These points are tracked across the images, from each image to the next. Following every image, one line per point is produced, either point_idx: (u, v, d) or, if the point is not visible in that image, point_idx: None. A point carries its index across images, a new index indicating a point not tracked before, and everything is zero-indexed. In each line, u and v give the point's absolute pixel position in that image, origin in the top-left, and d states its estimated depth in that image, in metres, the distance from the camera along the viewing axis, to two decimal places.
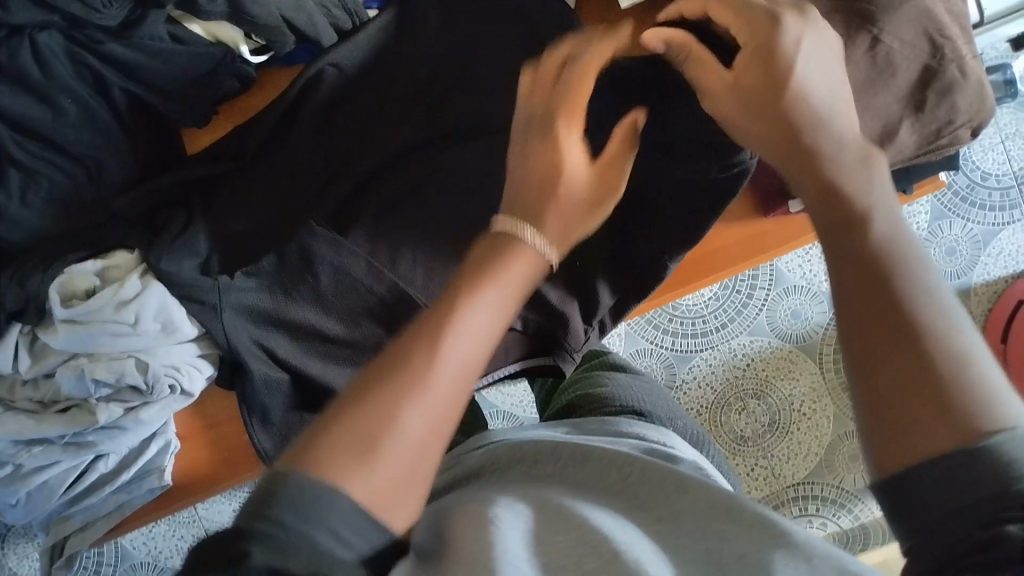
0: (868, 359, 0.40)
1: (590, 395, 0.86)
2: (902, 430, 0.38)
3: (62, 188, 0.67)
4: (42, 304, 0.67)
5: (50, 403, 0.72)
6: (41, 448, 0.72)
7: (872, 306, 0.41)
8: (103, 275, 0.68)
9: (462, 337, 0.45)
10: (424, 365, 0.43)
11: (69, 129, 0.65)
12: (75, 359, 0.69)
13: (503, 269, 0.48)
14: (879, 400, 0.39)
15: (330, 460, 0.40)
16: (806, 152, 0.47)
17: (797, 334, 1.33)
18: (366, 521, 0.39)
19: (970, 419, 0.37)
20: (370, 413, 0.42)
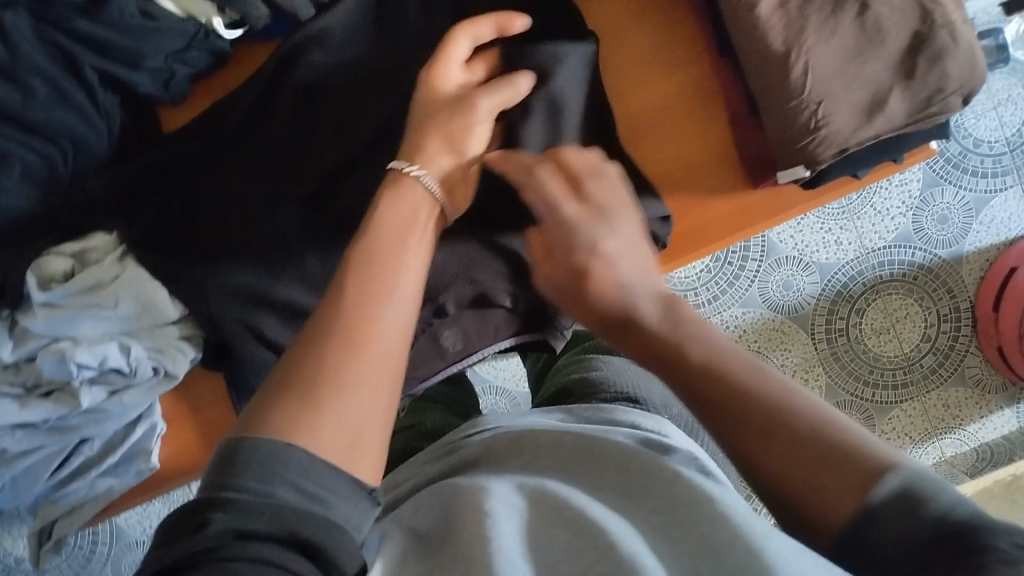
0: (750, 453, 0.41)
1: (582, 379, 0.86)
2: (820, 488, 0.38)
3: (37, 169, 0.66)
4: (21, 287, 0.66)
5: (33, 387, 0.71)
6: (25, 432, 0.72)
7: (745, 421, 0.41)
8: (80, 257, 0.68)
9: (388, 277, 0.48)
10: (367, 305, 0.46)
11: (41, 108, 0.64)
12: (56, 342, 0.68)
13: (399, 200, 0.53)
14: (773, 479, 0.40)
15: (277, 412, 0.42)
16: (614, 298, 0.49)
17: (788, 305, 1.35)
18: (324, 468, 0.41)
19: (871, 468, 0.38)
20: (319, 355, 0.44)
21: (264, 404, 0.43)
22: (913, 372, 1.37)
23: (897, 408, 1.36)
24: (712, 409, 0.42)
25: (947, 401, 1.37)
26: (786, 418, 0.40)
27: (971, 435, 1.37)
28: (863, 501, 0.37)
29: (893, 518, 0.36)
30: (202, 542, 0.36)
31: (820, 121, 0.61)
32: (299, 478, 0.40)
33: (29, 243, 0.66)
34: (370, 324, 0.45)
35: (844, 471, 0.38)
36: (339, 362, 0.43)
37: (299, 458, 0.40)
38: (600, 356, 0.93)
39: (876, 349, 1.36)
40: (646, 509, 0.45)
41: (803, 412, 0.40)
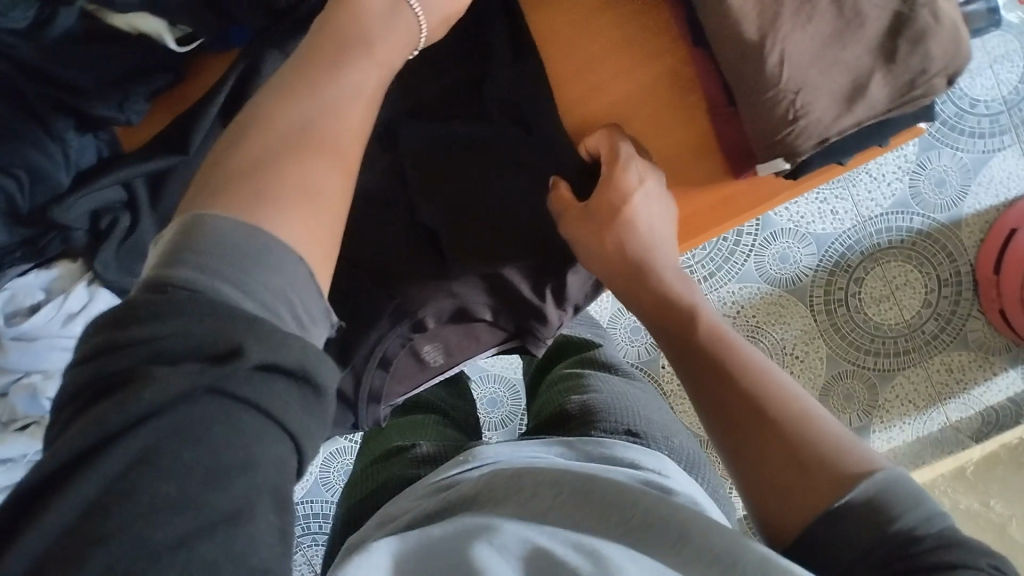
0: (754, 438, 0.54)
1: (583, 404, 0.90)
2: (793, 477, 0.50)
3: None
4: None
5: (9, 421, 0.69)
6: (5, 468, 0.70)
7: (757, 413, 0.55)
8: (47, 287, 0.67)
9: (354, 67, 0.50)
10: (329, 81, 0.48)
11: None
12: (29, 376, 0.68)
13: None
14: (762, 459, 0.53)
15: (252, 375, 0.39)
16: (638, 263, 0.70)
17: (786, 278, 1.33)
18: (311, 280, 0.42)
19: (850, 466, 0.49)
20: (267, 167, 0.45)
21: (244, 192, 0.42)
22: (914, 340, 1.35)
23: (899, 376, 1.34)
24: (740, 410, 0.56)
25: (951, 367, 1.35)
26: (786, 424, 0.53)
27: (975, 400, 1.35)
28: (835, 485, 0.48)
29: (856, 504, 0.47)
30: (235, 374, 0.36)
31: (800, 111, 0.59)
32: (282, 284, 0.40)
33: None
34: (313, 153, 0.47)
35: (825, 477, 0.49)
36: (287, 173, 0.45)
37: (283, 251, 0.41)
38: (595, 377, 0.97)
39: (877, 319, 1.34)
40: (662, 561, 0.44)
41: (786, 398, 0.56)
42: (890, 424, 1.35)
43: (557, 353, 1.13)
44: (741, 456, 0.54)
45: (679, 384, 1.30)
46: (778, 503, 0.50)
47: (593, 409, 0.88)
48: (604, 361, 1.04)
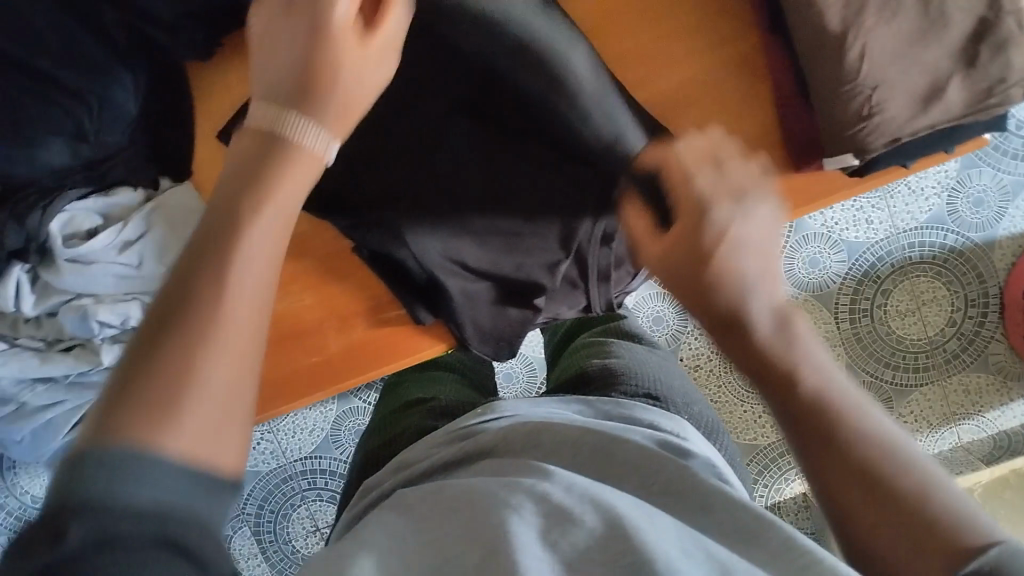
0: (819, 453, 0.37)
1: (604, 367, 0.89)
2: (889, 512, 0.34)
3: (58, 123, 0.63)
4: (43, 240, 0.66)
5: (54, 342, 0.71)
6: (45, 387, 0.72)
7: (828, 446, 0.36)
8: (105, 215, 0.68)
9: (297, 170, 0.39)
10: (250, 213, 0.37)
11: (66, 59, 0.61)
12: (79, 299, 0.68)
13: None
14: (833, 483, 0.36)
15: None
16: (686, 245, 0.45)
17: (813, 283, 1.33)
18: (188, 475, 0.31)
19: (972, 532, 0.32)
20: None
21: (111, 407, 0.32)
22: (934, 357, 1.34)
23: (916, 391, 1.33)
24: (796, 428, 0.38)
25: (969, 387, 1.33)
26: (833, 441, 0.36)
27: (991, 423, 1.34)
28: (934, 557, 0.32)
29: (929, 556, 0.32)
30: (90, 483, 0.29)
31: (874, 108, 0.59)
32: (146, 482, 0.30)
33: (53, 196, 0.65)
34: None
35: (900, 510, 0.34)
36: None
37: (161, 463, 0.30)
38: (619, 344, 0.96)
39: (900, 331, 1.34)
40: (691, 513, 0.43)
41: (862, 440, 0.36)
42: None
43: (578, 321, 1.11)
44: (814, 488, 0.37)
45: None
46: (854, 530, 0.35)
47: (615, 373, 0.88)
48: (629, 332, 1.03)
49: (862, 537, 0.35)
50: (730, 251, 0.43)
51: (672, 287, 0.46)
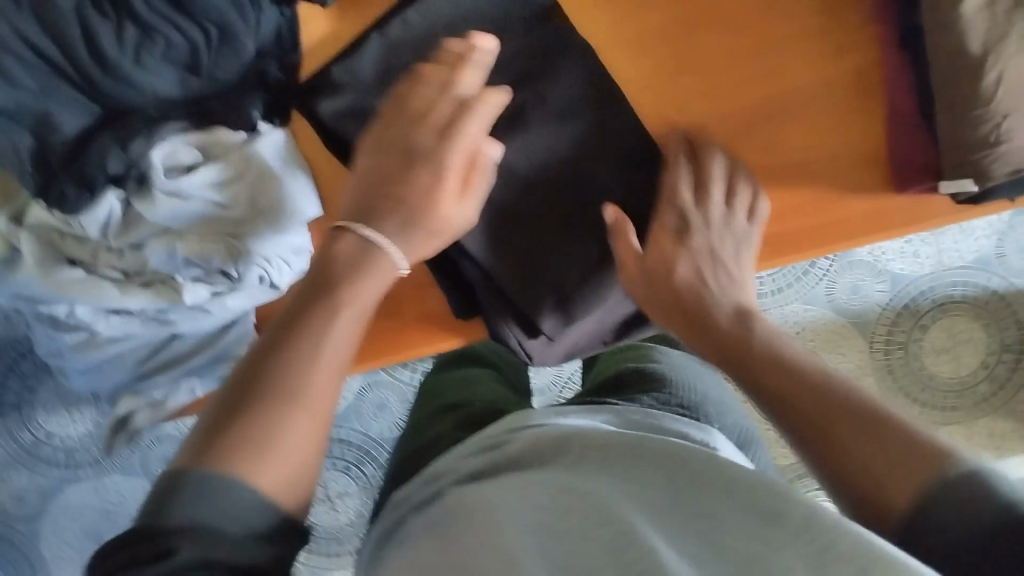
0: (872, 442, 0.49)
1: (639, 371, 0.74)
2: (903, 469, 0.47)
3: (180, 51, 0.62)
4: (143, 169, 0.64)
5: (133, 275, 0.70)
6: (120, 318, 0.71)
7: (844, 411, 0.52)
8: (204, 151, 0.66)
9: (292, 404, 0.52)
10: (249, 430, 0.50)
11: None
12: (169, 234, 0.67)
13: (360, 279, 0.59)
14: (890, 453, 0.48)
15: (232, 458, 0.48)
16: (728, 350, 0.63)
17: (853, 309, 1.31)
18: None
19: (947, 458, 0.47)
20: (258, 400, 0.52)
21: None
22: (964, 398, 1.32)
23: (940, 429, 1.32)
24: (822, 413, 0.53)
25: (992, 431, 1.32)
26: (860, 404, 0.52)
27: (1007, 471, 1.33)
28: (935, 477, 0.46)
29: (954, 494, 0.45)
30: None
31: (1002, 135, 0.59)
32: None
33: (156, 124, 0.64)
34: (313, 395, 0.53)
35: (891, 444, 0.49)
36: (287, 422, 0.51)
37: None
38: (657, 348, 0.81)
39: (933, 368, 1.32)
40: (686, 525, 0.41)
41: (862, 392, 0.53)
42: None
43: None
44: (841, 469, 0.50)
45: None
46: (885, 482, 0.48)
47: (656, 378, 0.72)
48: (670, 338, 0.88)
49: (875, 477, 0.48)
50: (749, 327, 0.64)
51: (705, 342, 0.66)
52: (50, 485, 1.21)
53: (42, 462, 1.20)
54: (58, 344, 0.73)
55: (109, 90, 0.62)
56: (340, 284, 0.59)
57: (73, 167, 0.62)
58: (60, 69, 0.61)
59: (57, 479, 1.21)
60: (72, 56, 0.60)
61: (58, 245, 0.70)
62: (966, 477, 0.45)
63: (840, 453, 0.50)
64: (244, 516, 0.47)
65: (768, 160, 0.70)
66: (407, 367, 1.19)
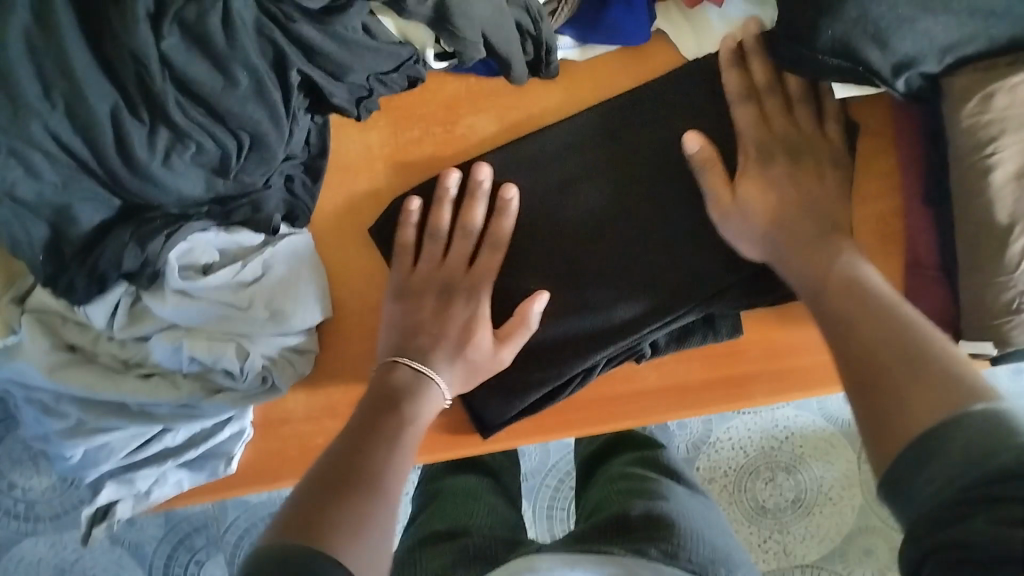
0: (879, 390, 0.48)
1: (647, 504, 0.73)
2: (897, 390, 0.47)
3: (209, 157, 0.60)
4: (158, 267, 0.63)
5: (132, 366, 0.68)
6: (112, 409, 0.69)
7: (896, 341, 0.50)
8: (222, 251, 0.66)
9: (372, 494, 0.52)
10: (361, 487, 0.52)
11: (245, 96, 0.58)
12: (176, 329, 0.66)
13: (412, 408, 0.63)
14: (877, 379, 0.49)
15: (330, 534, 0.47)
16: (833, 293, 0.57)
17: (845, 420, 1.24)
18: None
19: (971, 388, 0.45)
20: (347, 476, 0.53)
21: None
22: None
23: None
24: (874, 346, 0.51)
25: None
26: (916, 353, 0.48)
27: None
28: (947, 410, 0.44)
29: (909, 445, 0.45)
30: None
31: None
32: None
33: (178, 225, 0.63)
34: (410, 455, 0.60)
35: (932, 376, 0.46)
36: (356, 513, 0.49)
37: None
38: (660, 483, 0.79)
39: None
40: None
41: (919, 335, 0.50)
42: None
43: (615, 439, 0.96)
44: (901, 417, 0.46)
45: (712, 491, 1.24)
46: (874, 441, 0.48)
47: (663, 513, 0.71)
48: (670, 466, 0.86)
49: (894, 414, 0.47)
50: (840, 262, 0.59)
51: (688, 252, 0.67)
52: (8, 537, 1.16)
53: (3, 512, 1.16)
54: (46, 429, 0.70)
55: (133, 188, 0.60)
56: (399, 404, 0.62)
57: (85, 262, 0.62)
58: (83, 163, 0.58)
59: (15, 532, 1.16)
60: (98, 154, 0.57)
61: (56, 330, 0.68)
62: (984, 410, 0.43)
63: (879, 393, 0.48)
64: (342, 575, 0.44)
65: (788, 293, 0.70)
66: None
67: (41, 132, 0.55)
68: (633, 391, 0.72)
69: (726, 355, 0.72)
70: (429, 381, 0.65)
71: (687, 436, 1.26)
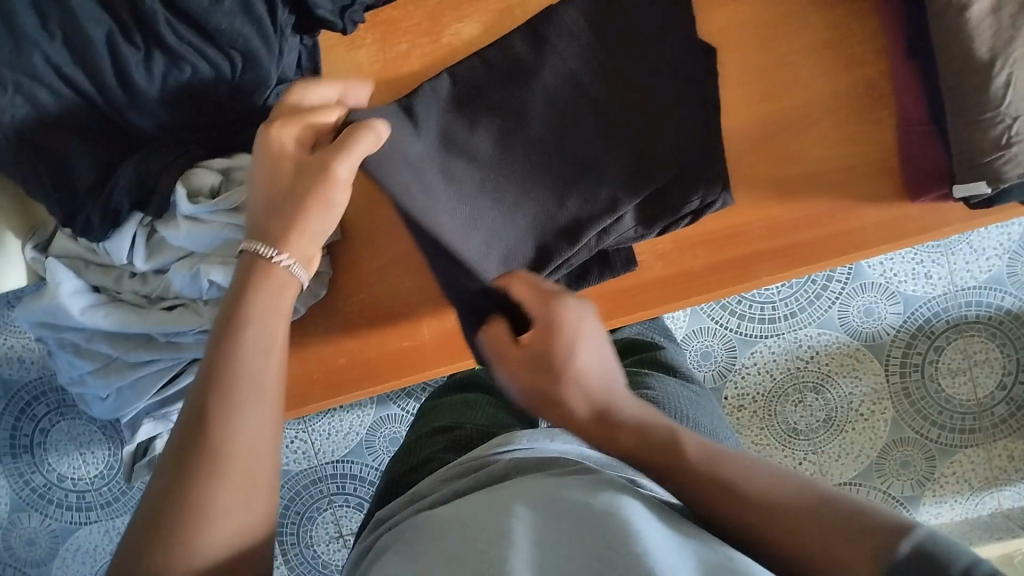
0: (784, 532, 0.37)
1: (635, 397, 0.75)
2: (801, 536, 0.37)
3: (203, 80, 0.63)
4: (167, 197, 0.65)
5: (155, 300, 0.71)
6: (141, 345, 0.72)
7: (748, 503, 0.38)
8: (225, 176, 0.67)
9: (226, 484, 0.40)
10: (198, 494, 0.39)
11: (230, 17, 0.62)
12: (191, 257, 0.68)
13: (259, 299, 0.46)
14: (757, 511, 0.38)
15: (162, 572, 0.38)
16: (645, 450, 0.43)
17: (868, 333, 1.21)
18: None
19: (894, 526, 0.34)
20: (194, 481, 0.39)
21: None
22: (982, 420, 1.20)
23: (961, 452, 1.20)
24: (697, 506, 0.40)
25: (1012, 453, 1.20)
26: (777, 518, 0.38)
27: None
28: None
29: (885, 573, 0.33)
30: None
31: (1014, 137, 0.59)
32: None
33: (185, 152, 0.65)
34: (245, 464, 0.41)
35: (841, 526, 0.36)
36: (206, 493, 0.39)
37: None
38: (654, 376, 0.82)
39: (950, 391, 1.20)
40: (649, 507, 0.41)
41: (761, 482, 0.39)
42: (941, 499, 1.21)
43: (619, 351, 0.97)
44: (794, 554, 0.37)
45: (742, 415, 1.22)
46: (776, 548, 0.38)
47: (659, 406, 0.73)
48: (670, 364, 0.89)
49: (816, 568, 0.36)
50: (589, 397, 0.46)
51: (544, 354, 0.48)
52: (63, 528, 1.15)
53: (52, 503, 1.15)
54: (81, 371, 0.73)
55: (135, 116, 0.63)
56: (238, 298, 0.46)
57: (99, 197, 0.64)
58: (84, 96, 0.62)
59: (70, 522, 1.15)
60: (100, 85, 0.61)
61: (80, 273, 0.71)
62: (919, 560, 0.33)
63: (790, 547, 0.37)
64: None
65: (783, 171, 0.71)
66: (416, 397, 1.15)
67: (42, 64, 0.60)
68: (629, 285, 0.73)
69: (727, 238, 0.72)
70: (265, 261, 0.48)
71: (712, 365, 1.22)
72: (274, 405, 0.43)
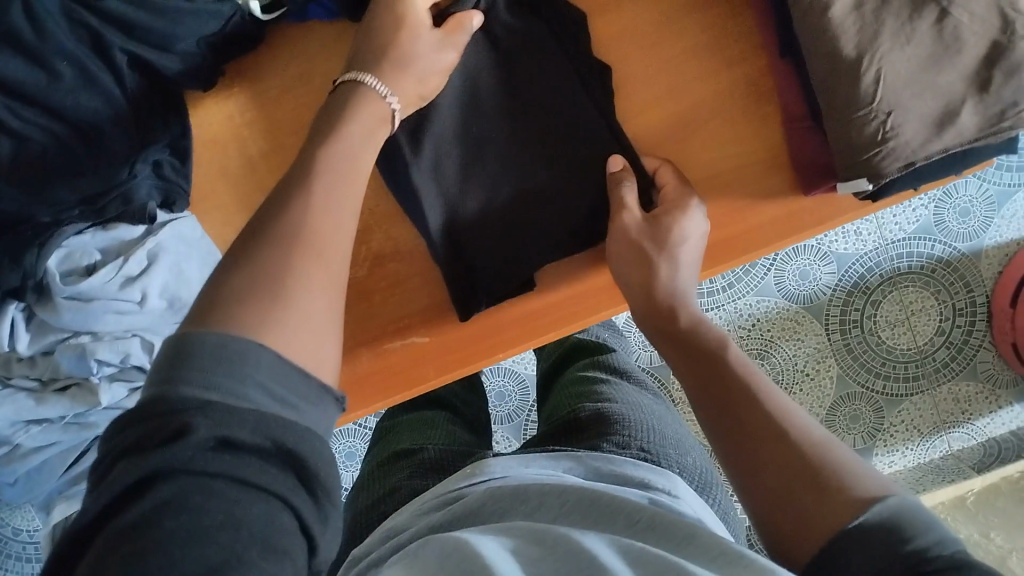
0: (766, 466, 0.47)
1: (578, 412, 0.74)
2: (786, 480, 0.45)
3: (59, 157, 0.62)
4: (40, 279, 0.63)
5: (49, 381, 0.69)
6: (40, 428, 0.70)
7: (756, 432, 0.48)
8: (103, 252, 0.65)
9: (312, 294, 0.44)
10: (282, 254, 0.44)
11: (75, 92, 0.60)
12: (77, 337, 0.66)
13: (347, 125, 0.54)
14: (759, 456, 0.47)
15: (247, 306, 0.42)
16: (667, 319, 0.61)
17: (805, 295, 1.15)
18: None
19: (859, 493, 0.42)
20: (284, 256, 0.44)
21: None
22: (924, 366, 1.15)
23: (908, 401, 1.15)
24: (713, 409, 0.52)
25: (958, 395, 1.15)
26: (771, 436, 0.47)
27: (979, 430, 1.15)
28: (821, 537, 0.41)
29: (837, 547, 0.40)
30: None
31: (888, 132, 0.58)
32: None
33: (49, 233, 0.62)
34: (326, 239, 0.46)
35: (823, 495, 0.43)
36: (300, 293, 0.43)
37: None
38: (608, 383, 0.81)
39: (890, 341, 1.15)
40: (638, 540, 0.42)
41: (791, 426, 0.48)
42: (893, 450, 1.16)
43: (570, 353, 0.96)
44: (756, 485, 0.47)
45: None
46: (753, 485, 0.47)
47: (604, 416, 0.72)
48: (620, 367, 0.87)
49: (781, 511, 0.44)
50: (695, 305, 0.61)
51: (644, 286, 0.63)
52: None
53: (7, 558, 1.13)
54: None
55: None
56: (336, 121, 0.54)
57: None
58: None
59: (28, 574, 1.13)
60: None
61: None
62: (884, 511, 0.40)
63: (765, 479, 0.46)
64: (276, 375, 0.40)
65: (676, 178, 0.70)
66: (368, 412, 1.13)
67: None
68: (547, 305, 0.72)
69: None
70: (372, 90, 0.57)
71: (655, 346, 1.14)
72: (346, 231, 0.48)
